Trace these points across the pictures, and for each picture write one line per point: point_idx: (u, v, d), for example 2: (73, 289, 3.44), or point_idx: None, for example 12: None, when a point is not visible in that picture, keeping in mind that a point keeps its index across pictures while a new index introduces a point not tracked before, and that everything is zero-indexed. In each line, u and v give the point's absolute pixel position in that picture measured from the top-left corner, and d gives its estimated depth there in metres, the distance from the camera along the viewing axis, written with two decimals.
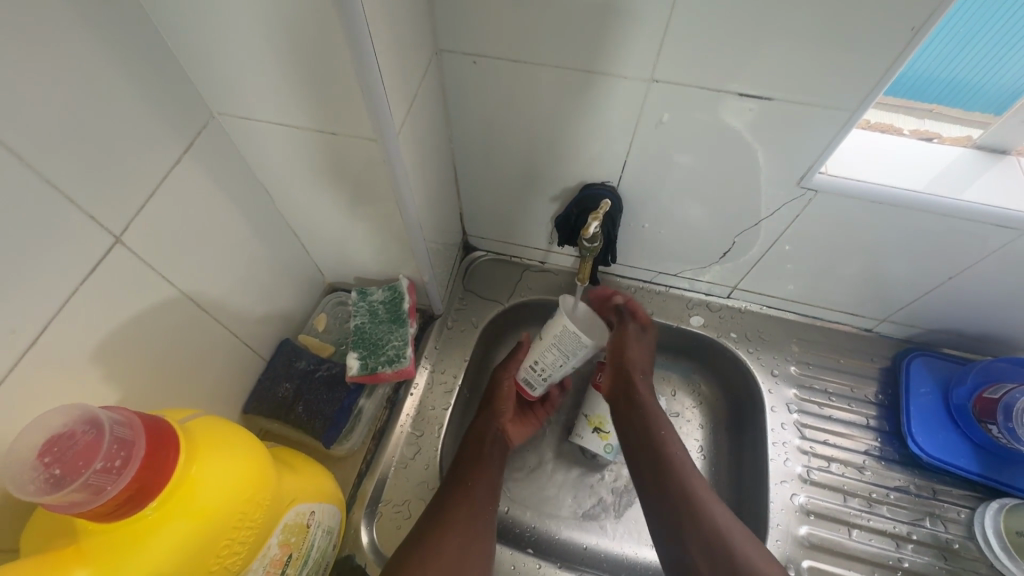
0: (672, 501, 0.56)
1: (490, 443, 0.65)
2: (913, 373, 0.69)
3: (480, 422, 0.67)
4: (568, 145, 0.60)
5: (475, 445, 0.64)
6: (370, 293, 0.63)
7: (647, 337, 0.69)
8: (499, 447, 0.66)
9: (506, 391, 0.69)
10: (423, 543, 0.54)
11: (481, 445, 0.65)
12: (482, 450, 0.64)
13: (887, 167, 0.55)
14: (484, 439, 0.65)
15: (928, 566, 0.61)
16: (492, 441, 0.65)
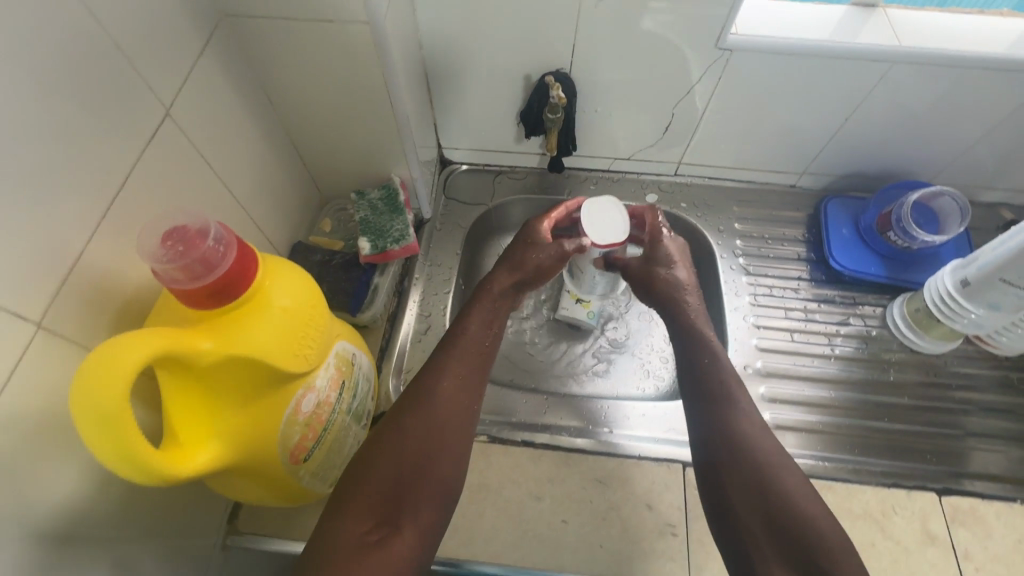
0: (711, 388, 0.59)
1: (481, 340, 0.62)
2: (831, 211, 0.84)
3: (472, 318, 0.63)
4: (526, 37, 0.69)
5: (463, 354, 0.60)
6: (368, 193, 0.72)
7: (667, 244, 0.71)
8: (485, 356, 0.62)
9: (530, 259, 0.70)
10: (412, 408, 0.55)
11: (473, 356, 0.60)
12: (468, 360, 0.59)
13: (788, 27, 0.67)
14: (474, 352, 0.61)
15: (854, 350, 0.75)
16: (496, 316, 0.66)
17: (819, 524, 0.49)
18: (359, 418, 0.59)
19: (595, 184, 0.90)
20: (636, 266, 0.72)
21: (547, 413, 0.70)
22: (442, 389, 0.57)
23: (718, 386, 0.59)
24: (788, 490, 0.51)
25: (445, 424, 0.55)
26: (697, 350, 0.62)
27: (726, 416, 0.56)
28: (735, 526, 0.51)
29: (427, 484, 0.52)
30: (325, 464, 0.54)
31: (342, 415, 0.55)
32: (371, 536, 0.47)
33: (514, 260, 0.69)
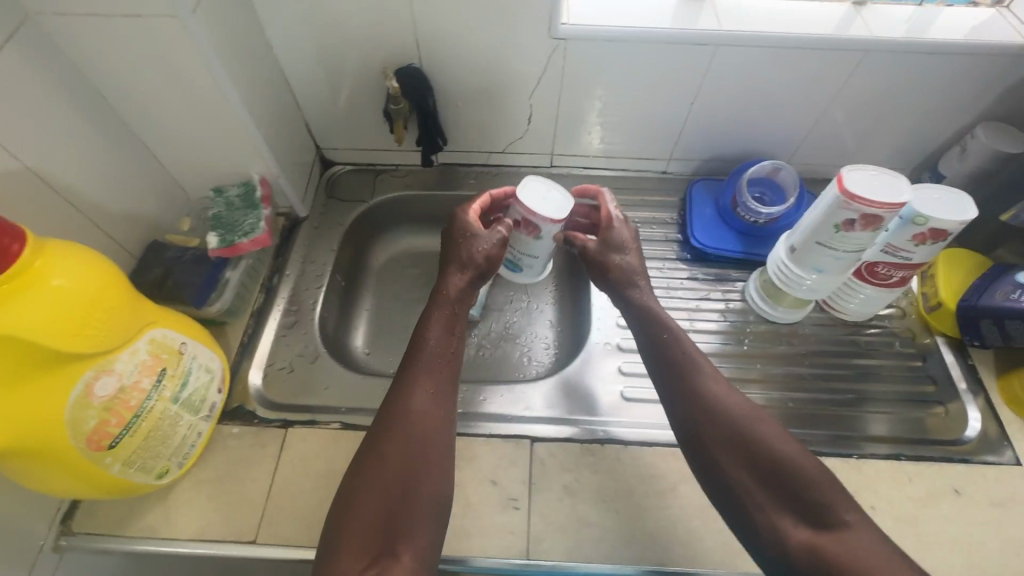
0: (677, 377, 0.61)
1: (443, 348, 0.64)
2: (696, 193, 0.87)
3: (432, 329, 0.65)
4: (369, 34, 0.71)
5: (430, 364, 0.62)
6: (226, 191, 0.74)
7: (617, 231, 0.71)
8: (453, 361, 0.64)
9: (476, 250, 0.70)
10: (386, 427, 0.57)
11: (437, 363, 0.62)
12: (434, 369, 0.61)
13: (616, 16, 0.71)
14: (436, 356, 0.63)
15: (713, 324, 0.77)
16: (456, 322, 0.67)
17: (801, 467, 0.53)
18: (195, 408, 0.59)
19: (474, 179, 0.92)
20: (593, 246, 0.71)
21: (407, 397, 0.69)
22: (417, 405, 0.59)
23: (684, 359, 0.62)
24: (762, 442, 0.55)
25: (423, 435, 0.57)
26: (659, 334, 0.65)
27: (699, 402, 0.59)
28: (733, 498, 0.55)
29: (418, 498, 0.54)
30: (145, 453, 0.54)
31: (164, 403, 0.55)
32: (371, 567, 0.49)
33: (461, 258, 0.70)
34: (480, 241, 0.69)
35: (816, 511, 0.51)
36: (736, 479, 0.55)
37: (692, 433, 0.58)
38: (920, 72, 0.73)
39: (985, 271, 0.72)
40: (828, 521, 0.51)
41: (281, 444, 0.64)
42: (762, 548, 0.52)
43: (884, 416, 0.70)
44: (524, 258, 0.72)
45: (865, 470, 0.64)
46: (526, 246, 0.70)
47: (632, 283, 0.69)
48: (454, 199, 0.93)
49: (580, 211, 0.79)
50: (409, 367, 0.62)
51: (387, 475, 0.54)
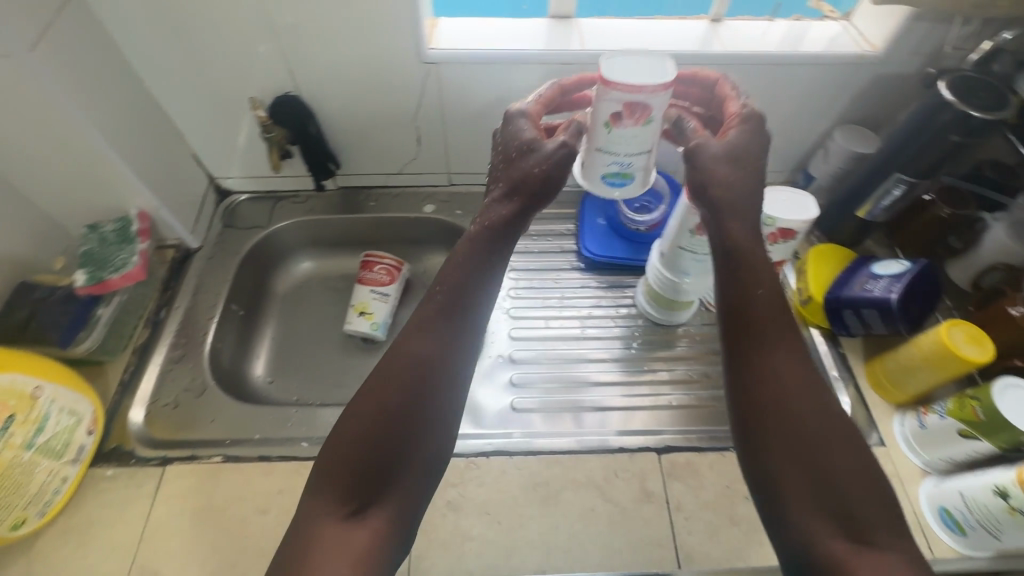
0: (751, 337, 0.53)
1: (463, 289, 0.59)
2: (589, 204, 0.90)
3: (462, 249, 0.62)
4: (240, 64, 0.72)
5: (445, 304, 0.58)
6: (102, 226, 0.72)
7: (737, 135, 0.57)
8: (468, 315, 0.58)
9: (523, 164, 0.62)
10: (378, 375, 0.54)
11: (455, 313, 0.58)
12: (444, 316, 0.58)
13: (483, 40, 0.74)
14: (461, 300, 0.58)
15: (604, 330, 0.79)
16: (481, 266, 0.60)
17: (847, 470, 0.47)
18: (57, 453, 0.58)
19: (374, 201, 0.93)
20: (725, 177, 0.55)
21: (293, 424, 0.68)
22: (415, 348, 0.56)
23: (762, 322, 0.53)
24: (817, 425, 0.49)
25: (423, 394, 0.54)
26: (734, 279, 0.55)
27: (772, 378, 0.51)
28: (759, 461, 0.49)
29: (409, 463, 0.52)
30: None
31: (15, 450, 0.53)
32: (345, 519, 0.48)
33: (508, 177, 0.63)
34: (532, 157, 0.61)
35: (853, 520, 0.46)
36: (775, 456, 0.49)
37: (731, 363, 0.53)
38: (775, 81, 0.78)
39: (849, 263, 0.77)
40: (862, 533, 0.45)
41: (158, 481, 0.63)
42: (768, 512, 0.49)
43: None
44: (632, 165, 0.57)
45: None
46: (634, 142, 0.55)
47: (735, 212, 0.55)
48: (355, 222, 0.93)
49: (700, 97, 0.65)
50: (422, 312, 0.58)
51: (383, 425, 0.52)
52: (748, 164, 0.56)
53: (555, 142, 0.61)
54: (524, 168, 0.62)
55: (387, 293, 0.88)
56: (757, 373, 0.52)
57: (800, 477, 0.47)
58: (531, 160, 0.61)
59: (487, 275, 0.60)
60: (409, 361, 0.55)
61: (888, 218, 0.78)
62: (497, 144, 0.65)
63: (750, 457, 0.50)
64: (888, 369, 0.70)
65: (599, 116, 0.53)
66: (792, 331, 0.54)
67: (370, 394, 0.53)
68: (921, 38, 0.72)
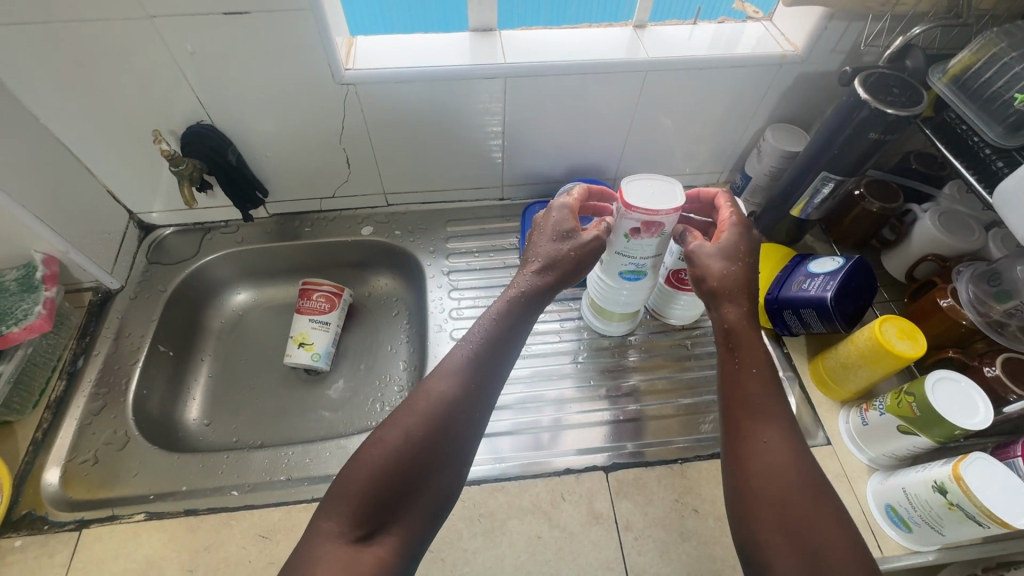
0: (739, 407, 0.53)
1: (484, 344, 0.57)
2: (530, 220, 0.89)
3: (495, 306, 0.60)
4: (145, 95, 0.68)
5: (468, 351, 0.57)
6: (3, 275, 0.67)
7: (731, 238, 0.58)
8: (485, 372, 0.56)
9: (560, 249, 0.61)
10: (409, 414, 0.52)
11: (479, 361, 0.56)
12: (470, 362, 0.56)
13: (403, 57, 0.71)
14: (481, 357, 0.56)
15: (551, 345, 0.78)
16: (503, 330, 0.58)
17: (842, 556, 0.44)
18: None
19: (309, 226, 0.90)
20: (720, 273, 0.57)
21: (224, 471, 0.65)
22: (440, 391, 0.54)
23: (754, 394, 0.53)
24: (806, 503, 0.47)
25: (443, 436, 0.52)
26: (732, 352, 0.55)
27: (760, 449, 0.50)
28: (749, 522, 0.48)
29: (421, 497, 0.50)
30: None
31: None
32: (353, 542, 0.47)
33: (542, 257, 0.62)
34: (569, 243, 0.61)
35: None
36: (762, 516, 0.47)
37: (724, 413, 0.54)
38: (702, 86, 0.78)
39: (787, 263, 0.78)
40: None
41: (73, 548, 0.58)
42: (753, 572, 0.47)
43: (714, 415, 0.71)
44: (645, 265, 0.64)
45: (689, 473, 0.65)
46: (648, 250, 0.62)
47: (730, 299, 0.56)
48: (291, 249, 0.90)
49: (700, 207, 0.66)
50: (449, 359, 0.57)
51: (407, 454, 0.50)
52: (742, 257, 0.58)
53: (588, 234, 0.61)
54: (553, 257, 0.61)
55: (326, 323, 0.84)
56: (745, 442, 0.51)
57: (789, 549, 0.45)
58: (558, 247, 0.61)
59: (504, 340, 0.58)
60: (438, 408, 0.53)
61: (823, 214, 0.79)
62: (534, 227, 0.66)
63: (738, 518, 0.49)
64: (830, 367, 0.70)
65: (620, 227, 0.61)
66: (786, 416, 0.52)
67: (398, 428, 0.51)
68: (837, 37, 0.73)
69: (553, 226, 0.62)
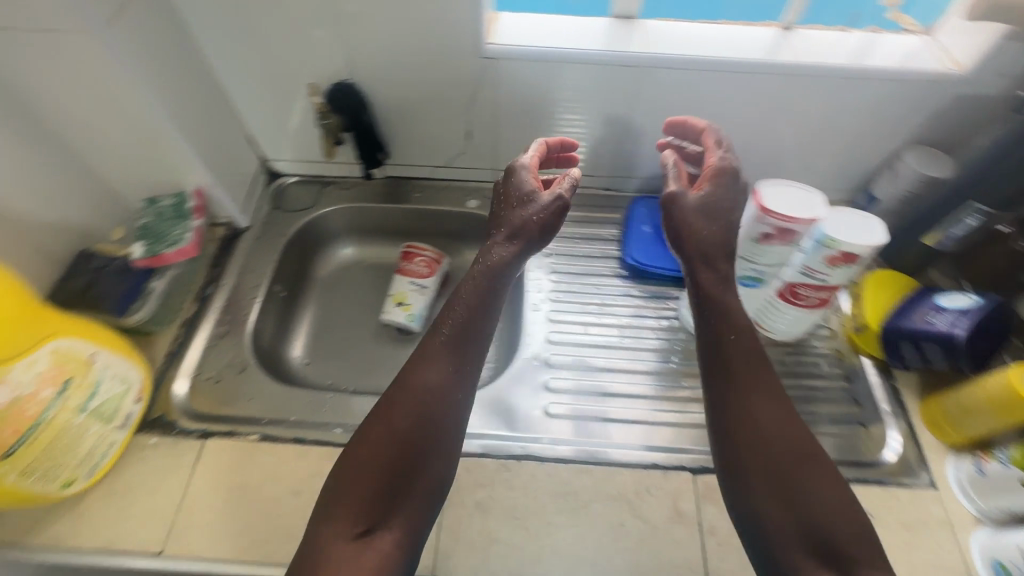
0: (731, 387, 0.54)
1: (470, 321, 0.60)
2: (637, 214, 0.89)
3: (460, 295, 0.62)
4: (303, 50, 0.73)
5: (447, 339, 0.59)
6: (160, 201, 0.74)
7: (711, 192, 0.61)
8: (466, 343, 0.60)
9: (518, 215, 0.67)
10: (376, 416, 0.54)
11: (461, 344, 0.59)
12: (454, 346, 0.59)
13: (543, 38, 0.72)
14: (461, 338, 0.59)
15: (644, 342, 0.78)
16: (478, 317, 0.61)
17: (835, 512, 0.48)
18: (106, 418, 0.60)
19: (419, 193, 0.93)
20: (706, 230, 0.60)
21: (328, 409, 0.70)
22: (424, 379, 0.56)
23: (742, 369, 0.55)
24: (810, 472, 0.50)
25: (430, 415, 0.55)
26: (721, 313, 0.57)
27: (753, 425, 0.52)
28: (742, 479, 0.51)
29: (419, 482, 0.52)
30: (48, 462, 0.54)
31: (70, 413, 0.55)
32: (364, 536, 0.48)
33: (505, 221, 0.68)
34: (529, 205, 0.67)
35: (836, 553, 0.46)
36: (767, 503, 0.49)
37: (706, 370, 0.56)
38: (843, 95, 0.75)
39: (909, 293, 0.73)
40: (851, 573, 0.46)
41: (197, 454, 0.64)
42: (745, 526, 0.50)
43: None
44: (765, 273, 0.64)
45: None
46: (774, 258, 0.61)
47: (705, 263, 0.59)
48: (398, 212, 0.93)
49: (693, 135, 0.70)
50: (427, 342, 0.59)
51: (399, 442, 0.53)
52: (702, 229, 0.59)
53: (551, 194, 0.67)
54: (512, 226, 0.67)
55: (422, 284, 0.88)
56: (738, 422, 0.53)
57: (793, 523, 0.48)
58: (522, 212, 0.67)
59: (488, 301, 0.62)
60: (410, 388, 0.56)
61: (958, 249, 0.74)
62: (498, 193, 0.71)
63: (741, 504, 0.51)
64: (947, 410, 0.66)
65: (748, 231, 0.61)
66: (772, 383, 0.55)
67: (378, 421, 0.54)
68: (1010, 57, 0.68)
69: (511, 197, 0.69)
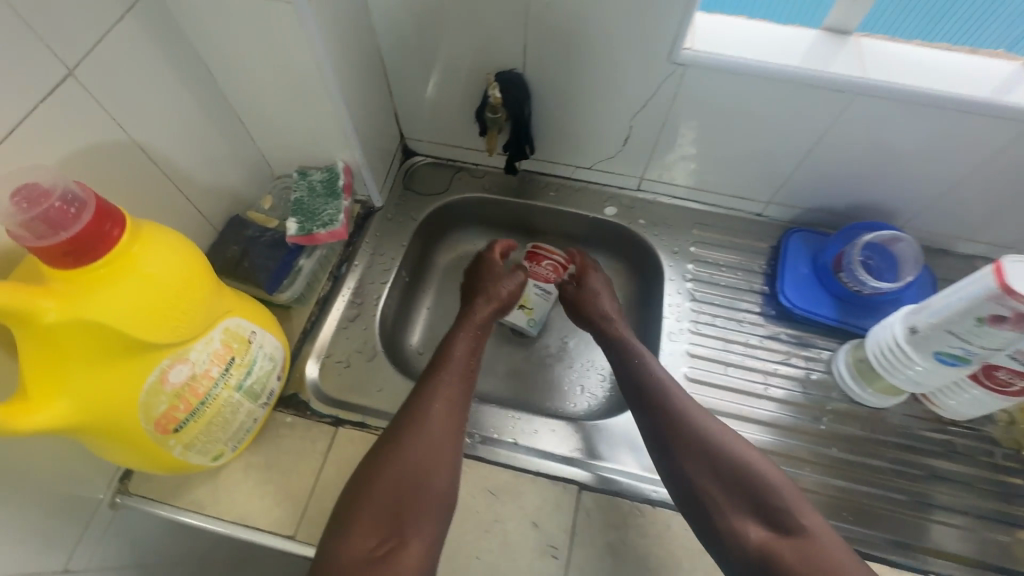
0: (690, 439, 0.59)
1: (465, 364, 0.66)
2: (792, 246, 0.80)
3: (457, 346, 0.68)
4: (479, 33, 0.68)
5: (450, 374, 0.64)
6: (310, 173, 0.72)
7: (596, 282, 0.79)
8: (472, 375, 0.66)
9: (500, 288, 0.77)
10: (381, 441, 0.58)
11: (464, 376, 0.64)
12: (454, 377, 0.63)
13: (747, 47, 0.64)
14: (447, 374, 0.63)
15: (790, 394, 0.72)
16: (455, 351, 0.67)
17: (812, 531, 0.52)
18: (255, 395, 0.59)
19: (554, 192, 0.88)
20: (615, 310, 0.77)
21: None
22: (434, 403, 0.60)
23: (700, 428, 0.59)
24: (781, 497, 0.54)
25: (437, 435, 0.58)
26: (628, 351, 0.69)
27: (722, 467, 0.57)
28: (678, 458, 0.59)
29: (427, 498, 0.55)
30: (206, 437, 0.54)
31: (228, 391, 0.55)
32: (378, 551, 0.51)
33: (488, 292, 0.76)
34: (501, 283, 0.77)
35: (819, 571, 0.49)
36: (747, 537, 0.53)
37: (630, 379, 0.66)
38: None
39: None
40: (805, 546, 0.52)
41: (331, 441, 0.64)
42: (687, 498, 0.57)
43: (933, 526, 0.63)
44: (975, 355, 0.56)
45: None
46: (997, 343, 0.53)
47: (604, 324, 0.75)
48: (529, 208, 0.89)
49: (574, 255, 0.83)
50: (433, 373, 0.64)
51: (415, 462, 0.56)
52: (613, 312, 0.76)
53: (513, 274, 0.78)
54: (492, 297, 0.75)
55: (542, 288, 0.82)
56: (705, 467, 0.57)
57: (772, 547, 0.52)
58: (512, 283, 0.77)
59: (467, 341, 0.69)
60: (417, 408, 0.60)
61: None
62: (467, 281, 0.81)
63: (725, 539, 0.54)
64: None
65: (973, 307, 0.53)
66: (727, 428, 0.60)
67: (391, 439, 0.58)
68: None
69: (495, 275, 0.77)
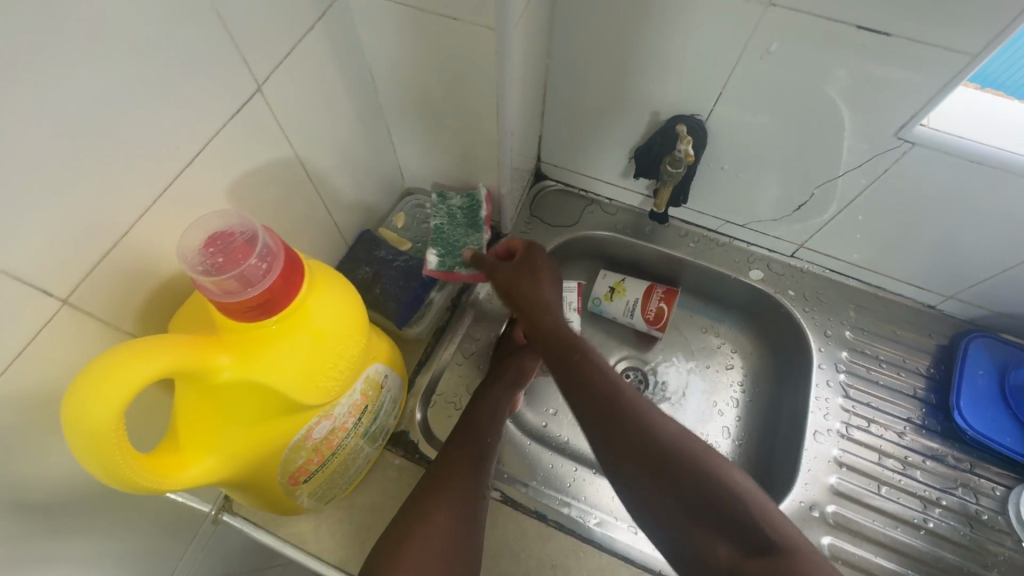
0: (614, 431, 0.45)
1: (482, 445, 0.55)
2: (971, 354, 0.69)
3: (482, 414, 0.58)
4: (666, 71, 0.60)
5: (473, 430, 0.56)
6: (449, 198, 0.67)
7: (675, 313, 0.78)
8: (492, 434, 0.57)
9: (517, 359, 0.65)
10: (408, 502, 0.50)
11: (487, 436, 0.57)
12: (478, 436, 0.56)
13: (999, 132, 0.53)
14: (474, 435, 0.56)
15: (952, 530, 0.62)
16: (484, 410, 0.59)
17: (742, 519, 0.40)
18: (375, 439, 0.56)
19: (693, 242, 0.80)
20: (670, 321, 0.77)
21: (571, 487, 0.66)
22: (459, 457, 0.53)
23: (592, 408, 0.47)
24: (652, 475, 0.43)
25: (467, 492, 0.51)
26: None
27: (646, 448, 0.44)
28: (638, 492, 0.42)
29: (463, 564, 0.47)
30: (324, 483, 0.51)
31: (356, 439, 0.51)
32: None
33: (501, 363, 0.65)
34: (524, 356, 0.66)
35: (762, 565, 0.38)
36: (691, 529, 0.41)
37: None
38: None
39: None
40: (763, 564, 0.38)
41: None
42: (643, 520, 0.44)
43: None
44: None
45: None
46: None
47: None
48: (662, 255, 0.81)
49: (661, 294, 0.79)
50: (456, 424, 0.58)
51: (446, 524, 0.48)
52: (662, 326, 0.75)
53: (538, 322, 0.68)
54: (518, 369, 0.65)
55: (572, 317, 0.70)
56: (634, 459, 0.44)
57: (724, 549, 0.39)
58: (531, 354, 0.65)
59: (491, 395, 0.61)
60: (444, 462, 0.53)
61: None
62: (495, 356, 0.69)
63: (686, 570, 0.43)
64: None
65: None
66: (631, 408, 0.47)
67: (418, 502, 0.50)
68: None
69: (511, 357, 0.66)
